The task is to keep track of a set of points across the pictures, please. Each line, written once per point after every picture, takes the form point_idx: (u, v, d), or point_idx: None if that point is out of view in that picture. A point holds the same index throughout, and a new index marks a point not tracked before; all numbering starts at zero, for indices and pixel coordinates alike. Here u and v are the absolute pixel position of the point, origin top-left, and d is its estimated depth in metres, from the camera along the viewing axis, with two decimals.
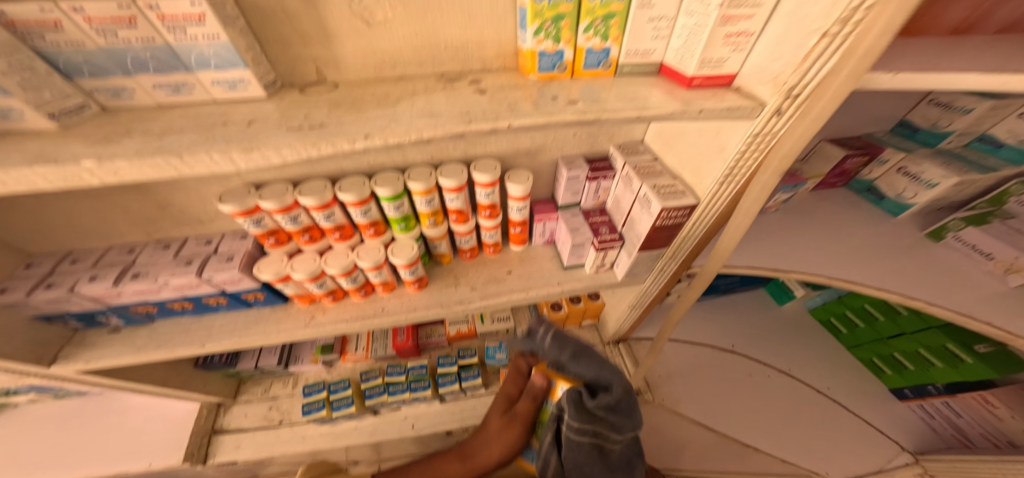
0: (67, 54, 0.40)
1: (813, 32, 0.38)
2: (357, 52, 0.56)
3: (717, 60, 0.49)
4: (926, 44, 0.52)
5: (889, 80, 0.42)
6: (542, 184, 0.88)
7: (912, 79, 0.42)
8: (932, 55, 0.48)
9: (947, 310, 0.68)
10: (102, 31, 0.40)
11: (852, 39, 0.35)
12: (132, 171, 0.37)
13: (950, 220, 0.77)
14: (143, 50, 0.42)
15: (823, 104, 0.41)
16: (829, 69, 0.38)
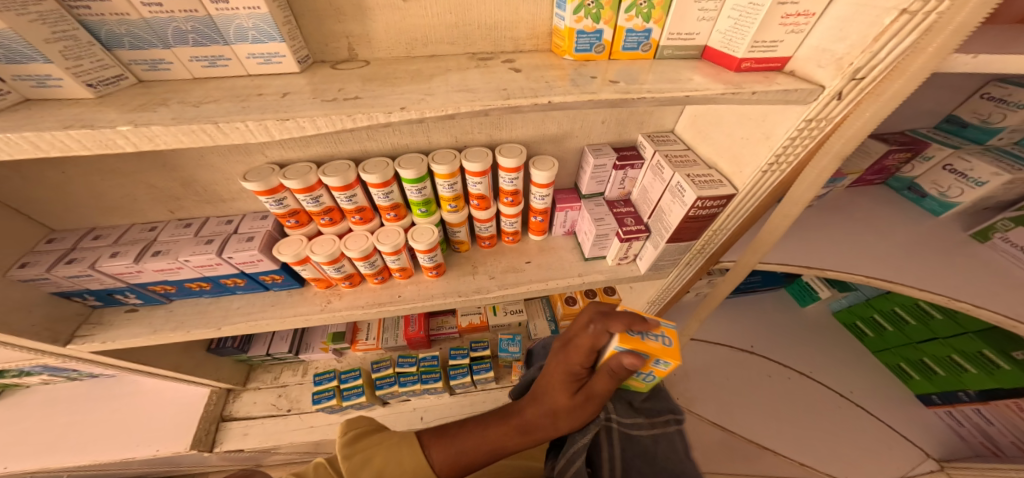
0: (111, 25, 0.40)
1: (887, 10, 0.36)
2: (390, 29, 0.54)
3: (770, 42, 0.47)
4: (1004, 30, 0.49)
5: (969, 62, 0.40)
6: (565, 173, 0.86)
7: (987, 63, 0.41)
8: (1004, 41, 0.45)
9: (995, 313, 0.64)
10: (146, 1, 0.39)
11: (938, 14, 0.33)
12: (167, 138, 0.36)
13: (998, 220, 0.73)
14: (184, 22, 0.41)
15: (894, 86, 0.39)
16: (902, 49, 0.36)
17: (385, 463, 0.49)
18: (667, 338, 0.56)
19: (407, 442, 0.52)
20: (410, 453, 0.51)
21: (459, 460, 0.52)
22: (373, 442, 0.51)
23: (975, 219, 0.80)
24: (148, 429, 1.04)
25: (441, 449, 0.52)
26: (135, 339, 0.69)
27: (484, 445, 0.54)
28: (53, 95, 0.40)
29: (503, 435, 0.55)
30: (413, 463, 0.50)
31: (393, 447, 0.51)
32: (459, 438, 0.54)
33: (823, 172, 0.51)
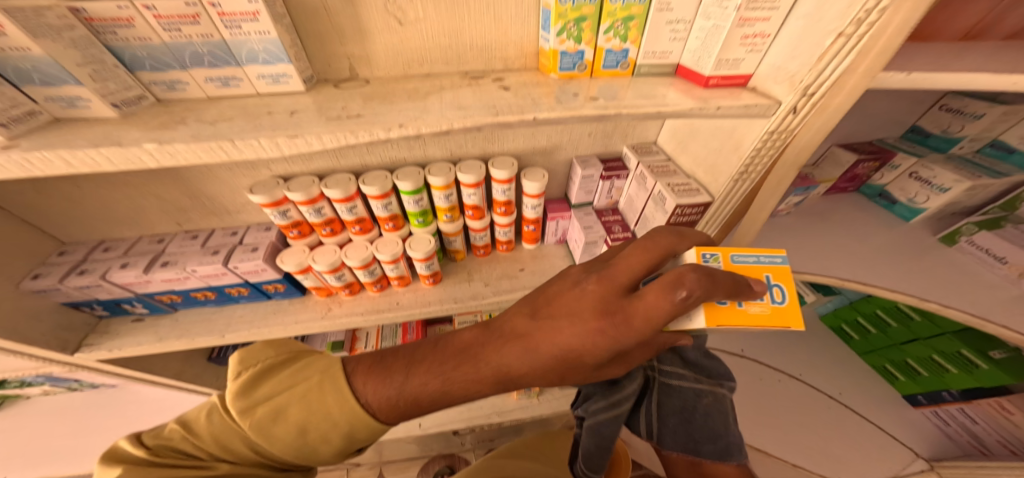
0: (134, 48, 0.44)
1: (829, 32, 0.41)
2: (388, 50, 0.58)
3: (734, 60, 0.52)
4: (933, 50, 0.55)
5: (904, 78, 0.45)
6: (556, 184, 0.90)
7: (922, 79, 0.46)
8: (939, 64, 0.50)
9: (963, 313, 0.69)
10: (168, 27, 0.43)
11: (867, 38, 0.38)
12: (188, 155, 0.40)
13: (962, 225, 0.77)
14: (201, 46, 0.45)
15: (840, 99, 0.43)
16: (844, 67, 0.40)
17: (306, 420, 0.39)
18: (774, 293, 0.44)
19: (328, 388, 0.40)
20: (337, 408, 0.40)
21: (408, 407, 0.42)
22: (280, 394, 0.40)
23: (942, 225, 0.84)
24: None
25: (379, 390, 0.41)
26: (141, 347, 0.71)
27: (441, 388, 0.43)
28: (80, 115, 0.43)
29: (477, 383, 0.43)
30: (343, 419, 0.40)
31: (311, 398, 0.40)
32: (410, 384, 0.42)
33: (783, 178, 0.55)
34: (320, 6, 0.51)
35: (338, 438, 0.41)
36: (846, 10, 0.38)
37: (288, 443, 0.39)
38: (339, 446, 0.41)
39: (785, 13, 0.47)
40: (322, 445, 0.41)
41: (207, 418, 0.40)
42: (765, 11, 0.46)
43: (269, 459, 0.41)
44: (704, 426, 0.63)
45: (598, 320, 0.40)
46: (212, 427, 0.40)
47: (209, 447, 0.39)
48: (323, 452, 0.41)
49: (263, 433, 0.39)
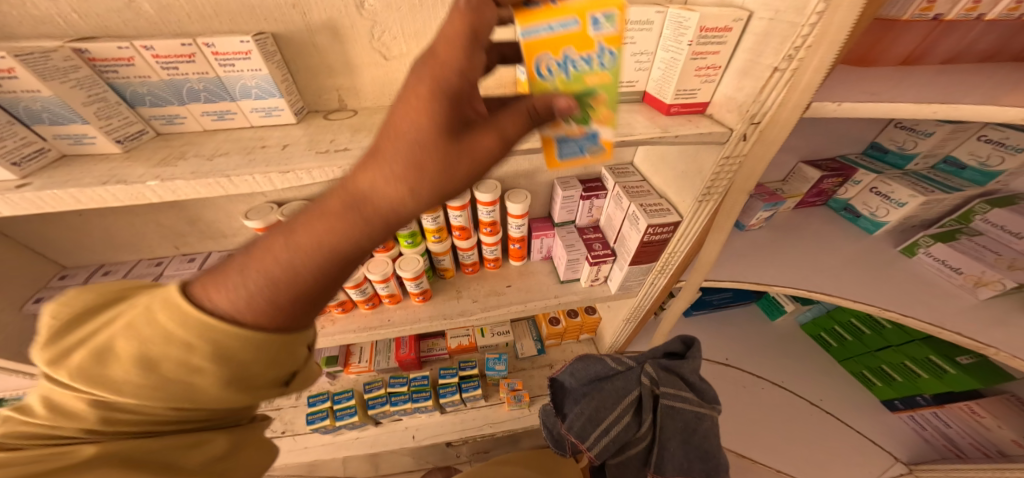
0: (135, 86, 0.46)
1: (765, 66, 0.48)
2: (375, 82, 0.62)
3: (690, 91, 0.56)
4: (870, 77, 0.60)
5: (836, 108, 0.53)
6: (539, 203, 0.95)
7: (852, 108, 0.53)
8: (872, 92, 0.56)
9: (920, 321, 0.74)
10: (165, 65, 0.45)
11: (795, 72, 0.45)
12: (188, 189, 0.43)
13: (921, 237, 0.84)
14: (198, 82, 0.48)
15: (777, 129, 0.51)
16: (779, 100, 0.48)
17: (146, 351, 0.32)
18: None
19: (162, 310, 0.32)
20: (175, 324, 0.32)
21: (263, 298, 0.33)
22: (102, 333, 0.33)
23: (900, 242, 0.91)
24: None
25: (228, 293, 0.33)
26: None
27: (287, 259, 0.32)
28: (86, 151, 0.46)
29: (329, 235, 0.32)
30: (190, 338, 0.32)
31: (140, 325, 0.32)
32: (242, 265, 0.33)
33: (736, 202, 0.63)
34: (310, 44, 0.55)
35: (202, 366, 0.33)
36: (778, 48, 0.45)
37: (145, 389, 0.32)
38: (221, 379, 0.34)
39: (731, 49, 0.52)
40: (192, 380, 0.33)
41: (46, 393, 0.33)
42: (714, 45, 0.51)
43: (152, 415, 0.34)
44: (698, 445, 0.74)
45: (413, 81, 0.33)
46: (59, 400, 0.33)
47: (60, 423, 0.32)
48: (205, 389, 0.34)
49: (109, 383, 0.32)
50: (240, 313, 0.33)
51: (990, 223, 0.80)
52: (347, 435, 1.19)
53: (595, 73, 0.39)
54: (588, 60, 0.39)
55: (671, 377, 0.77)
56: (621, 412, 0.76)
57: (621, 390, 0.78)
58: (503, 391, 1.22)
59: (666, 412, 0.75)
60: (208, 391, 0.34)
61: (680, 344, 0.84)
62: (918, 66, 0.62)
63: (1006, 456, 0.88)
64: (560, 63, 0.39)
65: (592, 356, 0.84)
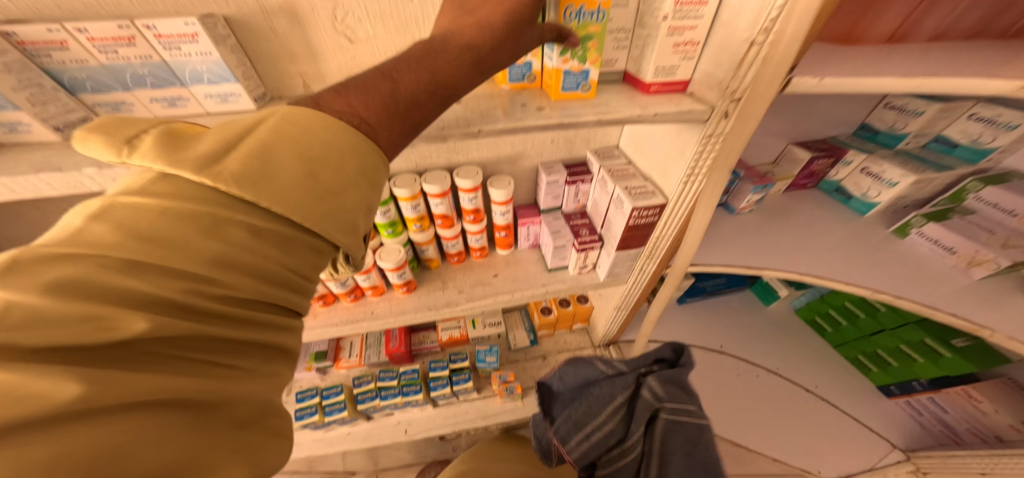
0: (72, 71, 0.43)
1: (742, 41, 0.47)
2: (342, 67, 0.59)
3: (670, 67, 0.54)
4: (854, 55, 0.58)
5: (816, 84, 0.50)
6: (524, 189, 0.92)
7: (834, 83, 0.50)
8: (858, 69, 0.53)
9: (914, 303, 0.75)
10: (102, 49, 0.42)
11: (772, 47, 0.44)
12: None
13: (913, 217, 0.86)
14: (141, 67, 0.45)
15: (758, 106, 0.49)
16: (755, 75, 0.46)
17: (304, 152, 0.29)
18: None
19: (308, 121, 0.30)
20: (329, 129, 0.31)
21: (403, 108, 0.34)
22: (247, 143, 0.29)
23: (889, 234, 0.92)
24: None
25: (366, 102, 0.33)
26: None
27: (423, 77, 0.35)
28: (24, 139, 0.44)
29: (450, 70, 0.37)
30: (347, 142, 0.31)
31: (294, 131, 0.30)
32: (384, 81, 0.34)
33: (721, 182, 0.60)
34: (266, 27, 0.52)
35: (352, 175, 0.31)
36: (753, 21, 0.45)
37: (291, 197, 0.28)
38: (364, 200, 0.32)
39: (709, 26, 0.51)
40: (337, 197, 0.30)
41: (120, 216, 0.25)
42: (691, 20, 0.50)
43: (262, 263, 0.28)
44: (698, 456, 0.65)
45: None
46: (149, 231, 0.25)
47: (148, 255, 0.24)
48: (344, 210, 0.31)
49: (256, 188, 0.27)
50: (379, 123, 0.33)
51: (983, 201, 0.82)
52: (338, 430, 1.17)
53: (594, 27, 0.52)
54: (589, 14, 0.50)
55: (660, 380, 0.72)
56: (608, 411, 0.73)
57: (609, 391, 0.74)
58: (495, 383, 1.19)
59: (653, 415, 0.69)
60: (347, 215, 0.31)
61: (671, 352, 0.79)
62: (903, 44, 0.60)
63: (1004, 442, 0.88)
64: (577, 13, 0.50)
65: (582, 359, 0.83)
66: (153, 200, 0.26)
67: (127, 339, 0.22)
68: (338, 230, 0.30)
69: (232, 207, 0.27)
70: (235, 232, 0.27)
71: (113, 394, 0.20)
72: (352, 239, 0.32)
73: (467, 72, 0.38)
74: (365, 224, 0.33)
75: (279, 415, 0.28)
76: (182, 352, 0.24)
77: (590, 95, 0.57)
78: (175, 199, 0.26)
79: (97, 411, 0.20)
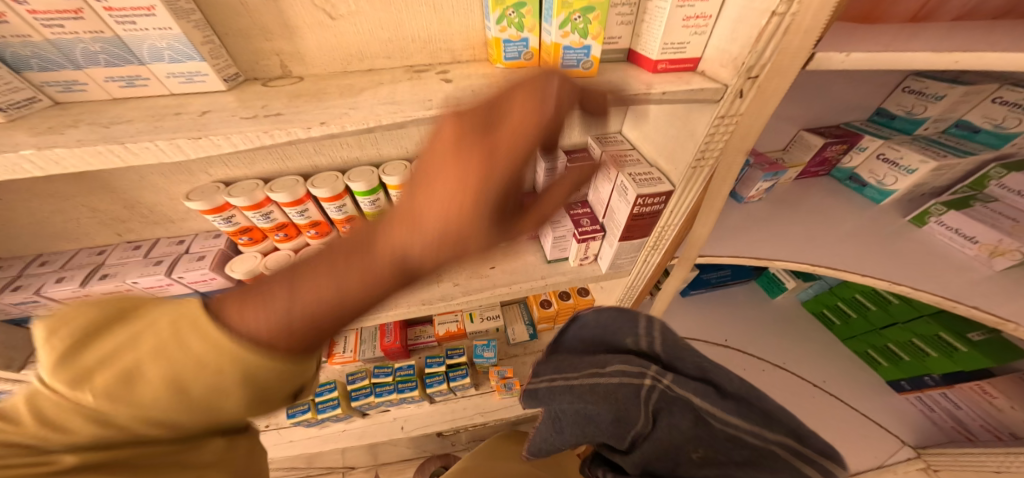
0: (15, 47, 0.38)
1: (762, 13, 0.41)
2: (322, 45, 0.55)
3: (679, 44, 0.50)
4: (878, 32, 0.53)
5: (843, 60, 0.45)
6: (522, 178, 0.88)
7: (862, 59, 0.45)
8: (887, 44, 0.49)
9: (934, 295, 0.71)
10: (47, 23, 0.38)
11: (796, 17, 0.39)
12: (74, 160, 0.36)
13: (932, 205, 0.83)
14: (93, 43, 0.40)
15: (778, 81, 0.45)
16: (778, 49, 0.41)
17: (172, 374, 0.34)
18: None
19: (195, 328, 0.34)
20: (208, 349, 0.34)
21: (386, 281, 0.34)
22: (127, 355, 0.33)
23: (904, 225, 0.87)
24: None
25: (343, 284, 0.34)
26: None
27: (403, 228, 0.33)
28: None
29: (439, 219, 0.33)
30: (225, 357, 0.34)
31: (171, 348, 0.33)
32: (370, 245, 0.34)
33: (732, 166, 0.57)
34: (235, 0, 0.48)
35: (231, 382, 0.35)
36: None
37: (162, 405, 0.34)
38: (252, 386, 0.36)
39: None
40: (223, 393, 0.35)
41: (34, 397, 0.33)
42: None
43: (178, 422, 0.36)
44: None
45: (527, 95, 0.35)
46: (95, 414, 0.33)
47: (87, 429, 0.34)
48: (230, 402, 0.36)
49: (118, 403, 0.33)
50: (414, 262, 0.33)
51: (1005, 189, 0.78)
52: (333, 427, 1.15)
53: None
54: None
55: (702, 387, 0.48)
56: (609, 394, 0.52)
57: (609, 368, 0.54)
58: (493, 379, 1.18)
59: (671, 421, 0.48)
60: (234, 400, 0.36)
61: (774, 402, 0.45)
62: (927, 25, 0.55)
63: (1019, 438, 0.85)
64: None
65: (626, 311, 0.59)
66: (60, 393, 0.33)
67: (65, 466, 0.33)
68: (230, 407, 0.37)
69: (135, 405, 0.34)
70: (149, 398, 0.34)
71: (121, 456, 0.35)
72: (255, 404, 0.38)
73: (501, 164, 0.33)
74: (263, 399, 0.37)
75: (251, 441, 0.43)
76: (135, 464, 0.35)
77: (592, 74, 0.53)
78: (85, 404, 0.33)
79: (143, 456, 0.36)
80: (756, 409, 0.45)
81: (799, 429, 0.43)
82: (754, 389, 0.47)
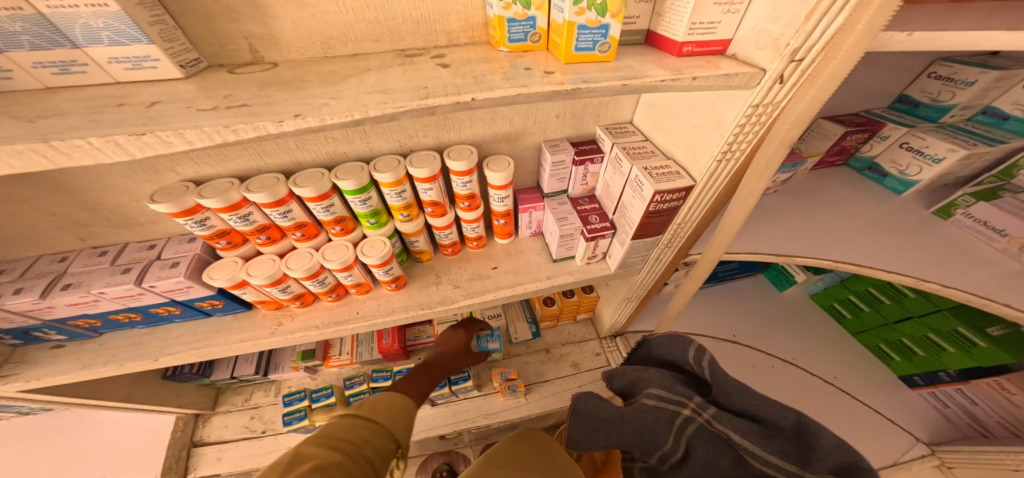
0: None
1: None
2: (297, 26, 0.48)
3: (708, 24, 0.44)
4: (927, 9, 0.47)
5: (904, 39, 0.39)
6: (526, 172, 0.82)
7: (925, 40, 0.40)
8: (948, 22, 0.43)
9: (964, 292, 0.67)
10: None
11: None
12: None
13: (959, 197, 0.79)
14: (10, 22, 0.33)
15: (836, 63, 0.38)
16: (837, 26, 0.35)
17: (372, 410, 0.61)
18: None
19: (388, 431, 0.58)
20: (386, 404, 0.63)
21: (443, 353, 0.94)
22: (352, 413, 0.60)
23: (928, 218, 0.83)
24: (123, 458, 1.01)
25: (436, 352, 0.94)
26: (63, 377, 0.65)
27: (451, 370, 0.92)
28: None
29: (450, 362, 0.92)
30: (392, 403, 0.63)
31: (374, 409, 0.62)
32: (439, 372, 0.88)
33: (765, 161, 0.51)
34: None
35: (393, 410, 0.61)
36: None
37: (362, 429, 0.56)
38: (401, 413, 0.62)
39: None
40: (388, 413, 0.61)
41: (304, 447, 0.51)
42: None
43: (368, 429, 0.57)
44: None
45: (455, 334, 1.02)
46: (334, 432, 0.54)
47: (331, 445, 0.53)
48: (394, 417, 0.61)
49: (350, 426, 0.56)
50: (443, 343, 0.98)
51: None
52: None
53: None
54: None
55: (748, 424, 0.46)
56: (645, 417, 0.54)
57: (650, 390, 0.56)
58: (496, 381, 1.13)
59: (707, 456, 0.47)
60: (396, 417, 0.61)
61: (831, 439, 0.41)
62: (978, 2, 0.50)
63: None
64: None
65: (678, 336, 0.61)
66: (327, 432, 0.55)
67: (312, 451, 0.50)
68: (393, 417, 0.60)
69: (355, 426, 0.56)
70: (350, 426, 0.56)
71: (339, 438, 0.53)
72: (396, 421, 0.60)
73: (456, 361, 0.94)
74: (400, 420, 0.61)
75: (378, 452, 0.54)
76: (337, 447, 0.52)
77: (607, 56, 0.47)
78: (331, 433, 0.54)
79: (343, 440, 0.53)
80: (805, 448, 0.43)
81: (852, 465, 0.39)
82: (811, 426, 0.44)
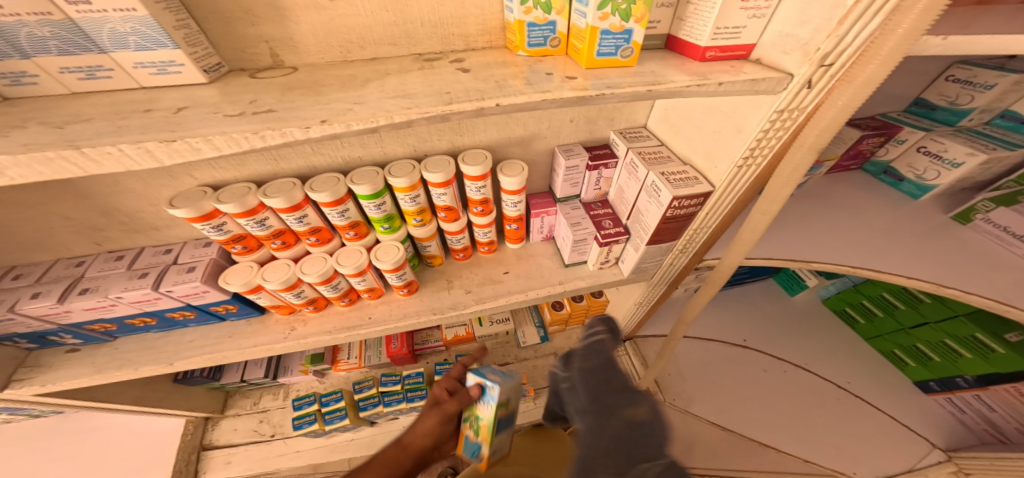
0: None
1: None
2: (317, 30, 0.48)
3: (733, 28, 0.43)
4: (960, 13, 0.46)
5: (939, 43, 0.38)
6: (538, 176, 0.82)
7: (957, 44, 0.39)
8: (981, 25, 0.42)
9: (985, 298, 0.65)
10: None
11: None
12: (20, 169, 0.30)
13: (979, 202, 0.77)
14: (39, 27, 0.34)
15: (868, 67, 0.38)
16: (870, 31, 0.35)
17: None
18: None
19: None
20: None
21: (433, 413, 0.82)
22: None
23: (946, 223, 0.81)
24: (133, 461, 1.02)
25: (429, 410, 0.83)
26: (78, 381, 0.65)
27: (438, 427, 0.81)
28: None
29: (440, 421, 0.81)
30: None
31: None
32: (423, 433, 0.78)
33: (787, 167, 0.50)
34: None
35: None
36: None
37: None
38: None
39: None
40: None
41: None
42: None
43: None
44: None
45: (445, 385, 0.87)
46: None
47: None
48: None
49: None
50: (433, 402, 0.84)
51: None
52: (340, 436, 1.10)
53: None
54: None
55: None
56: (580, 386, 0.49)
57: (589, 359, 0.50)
58: None
59: None
60: None
61: None
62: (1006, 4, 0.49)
63: None
64: None
65: None
66: None
67: None
68: None
69: None
70: None
71: None
72: None
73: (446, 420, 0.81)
74: None
75: None
76: None
77: (630, 60, 0.46)
78: None
79: None
80: None
81: None
82: None
